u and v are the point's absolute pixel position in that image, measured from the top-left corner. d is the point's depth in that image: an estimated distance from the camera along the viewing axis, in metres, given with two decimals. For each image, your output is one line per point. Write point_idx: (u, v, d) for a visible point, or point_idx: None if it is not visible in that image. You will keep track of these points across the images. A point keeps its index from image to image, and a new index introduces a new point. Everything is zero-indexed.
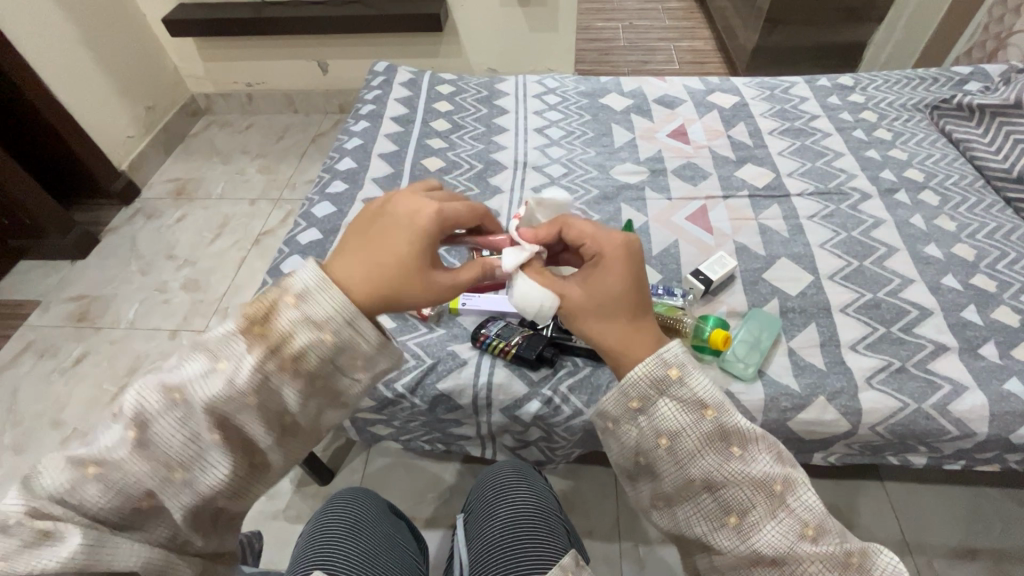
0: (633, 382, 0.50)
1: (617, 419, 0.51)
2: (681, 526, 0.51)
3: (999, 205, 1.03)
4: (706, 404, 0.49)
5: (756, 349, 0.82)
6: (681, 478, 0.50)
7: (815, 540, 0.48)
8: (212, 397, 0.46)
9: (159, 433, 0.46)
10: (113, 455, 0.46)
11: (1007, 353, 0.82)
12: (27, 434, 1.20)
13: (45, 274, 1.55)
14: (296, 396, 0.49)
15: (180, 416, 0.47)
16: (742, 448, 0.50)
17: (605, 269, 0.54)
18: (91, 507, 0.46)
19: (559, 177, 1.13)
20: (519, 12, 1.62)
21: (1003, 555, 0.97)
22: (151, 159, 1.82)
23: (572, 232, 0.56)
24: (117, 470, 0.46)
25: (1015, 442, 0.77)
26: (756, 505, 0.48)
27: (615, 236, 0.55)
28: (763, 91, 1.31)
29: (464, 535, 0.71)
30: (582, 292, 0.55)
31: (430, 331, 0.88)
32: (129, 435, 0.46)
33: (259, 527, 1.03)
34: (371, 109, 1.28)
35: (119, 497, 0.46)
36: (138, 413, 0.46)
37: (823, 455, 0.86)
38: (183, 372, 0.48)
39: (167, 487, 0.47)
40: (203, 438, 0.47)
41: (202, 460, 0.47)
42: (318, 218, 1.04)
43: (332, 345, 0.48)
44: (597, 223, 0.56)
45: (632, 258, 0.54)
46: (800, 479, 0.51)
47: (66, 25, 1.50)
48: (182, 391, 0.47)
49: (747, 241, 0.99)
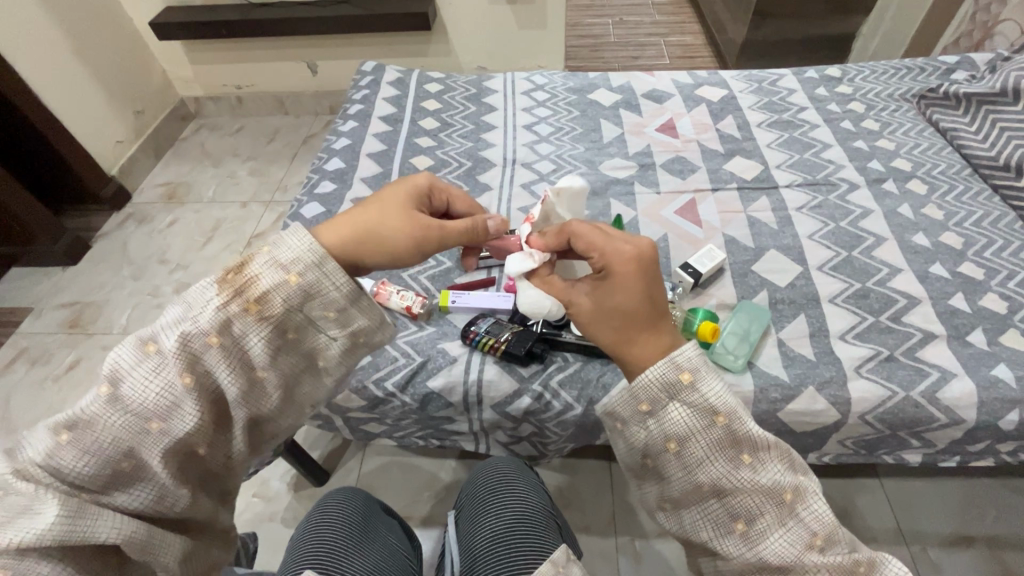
0: (645, 385, 0.49)
1: (626, 419, 0.51)
2: (688, 530, 0.51)
3: (986, 193, 1.03)
4: (717, 410, 0.48)
5: (745, 341, 0.83)
6: (689, 483, 0.49)
7: (824, 551, 0.47)
8: (183, 340, 0.46)
9: (131, 385, 0.46)
10: (88, 413, 0.46)
11: (995, 340, 0.82)
12: (20, 441, 1.20)
13: (37, 281, 1.54)
14: (267, 349, 0.49)
15: (153, 365, 0.46)
16: (752, 455, 0.49)
17: (613, 281, 0.51)
18: (72, 472, 0.45)
19: (548, 173, 1.13)
20: (507, 10, 1.62)
21: (998, 542, 0.98)
22: (141, 164, 1.81)
23: (582, 243, 0.53)
24: (94, 428, 0.46)
25: (1004, 428, 0.77)
26: (764, 513, 0.48)
27: (625, 247, 0.51)
28: (751, 84, 1.31)
29: (456, 537, 0.71)
30: (589, 299, 0.53)
31: (419, 329, 0.88)
32: (102, 391, 0.46)
33: (255, 529, 1.03)
34: (359, 109, 1.28)
35: (98, 457, 0.46)
36: (112, 370, 0.46)
37: (817, 452, 0.86)
38: (155, 327, 0.48)
39: (144, 439, 0.46)
40: (175, 384, 0.46)
41: (178, 410, 0.47)
42: (306, 219, 1.03)
43: (306, 295, 0.48)
44: (608, 232, 0.52)
45: (645, 268, 0.51)
46: (811, 488, 0.50)
47: (51, 28, 1.49)
48: (154, 342, 0.47)
49: (736, 233, 1.00)
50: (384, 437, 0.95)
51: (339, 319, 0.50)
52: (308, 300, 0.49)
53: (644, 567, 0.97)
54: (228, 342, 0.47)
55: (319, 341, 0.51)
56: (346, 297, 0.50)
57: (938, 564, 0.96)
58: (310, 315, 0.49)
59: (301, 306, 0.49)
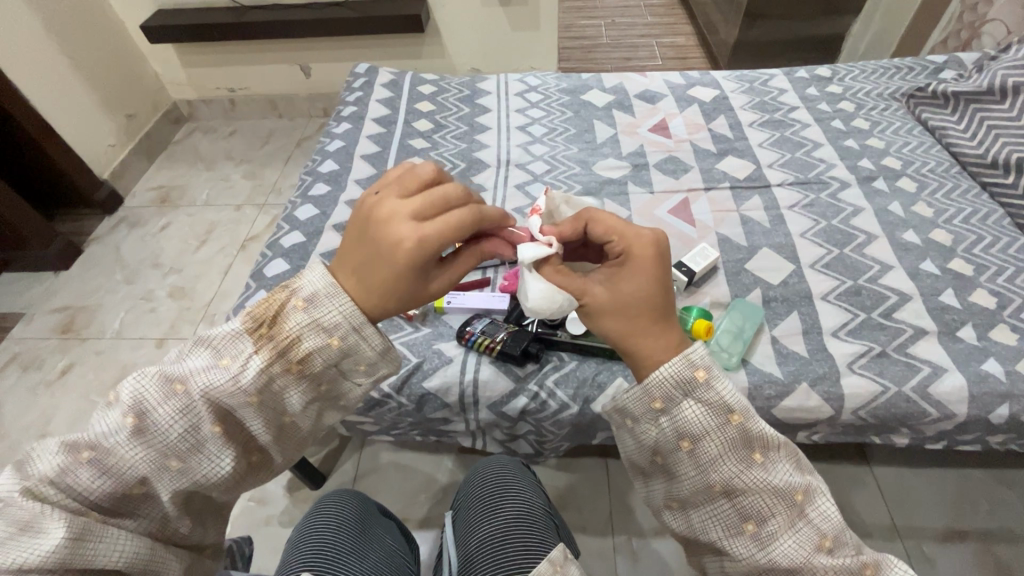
0: (659, 382, 0.49)
1: (637, 416, 0.51)
2: (696, 530, 0.51)
3: (975, 190, 1.05)
4: (732, 409, 0.48)
5: (738, 338, 0.83)
6: (701, 482, 0.49)
7: (832, 552, 0.48)
8: (214, 390, 0.45)
9: (157, 422, 0.45)
10: (108, 440, 0.45)
11: (985, 334, 0.83)
12: (13, 447, 1.18)
13: (28, 286, 1.53)
14: (302, 402, 0.48)
15: (180, 406, 0.45)
16: (763, 455, 0.49)
17: (630, 266, 0.51)
18: (86, 494, 0.45)
19: (542, 174, 1.13)
20: (500, 11, 1.62)
21: (991, 536, 0.99)
22: (133, 167, 1.80)
23: (599, 227, 0.54)
24: (113, 456, 0.45)
25: (994, 422, 0.78)
26: (774, 513, 0.48)
27: (643, 234, 0.52)
28: (742, 84, 1.32)
29: (453, 535, 0.71)
30: (605, 287, 0.52)
31: (415, 330, 0.88)
32: (126, 423, 0.45)
33: (251, 533, 1.03)
34: (353, 111, 1.28)
35: (114, 483, 0.45)
36: (138, 402, 0.45)
37: (807, 434, 0.85)
38: (186, 363, 0.47)
39: (161, 476, 0.46)
40: (203, 430, 0.46)
41: (200, 453, 0.46)
42: (300, 221, 1.03)
43: (344, 356, 0.47)
44: (626, 220, 0.53)
45: (661, 257, 0.52)
46: (818, 488, 0.51)
47: (41, 30, 1.48)
48: (182, 382, 0.46)
49: (729, 232, 1.00)
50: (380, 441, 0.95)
51: (369, 370, 0.49)
52: (345, 358, 0.48)
53: (641, 566, 0.97)
54: (256, 397, 0.46)
55: (348, 388, 0.50)
56: (378, 352, 0.48)
57: (933, 559, 0.96)
58: (343, 369, 0.48)
59: (336, 363, 0.48)
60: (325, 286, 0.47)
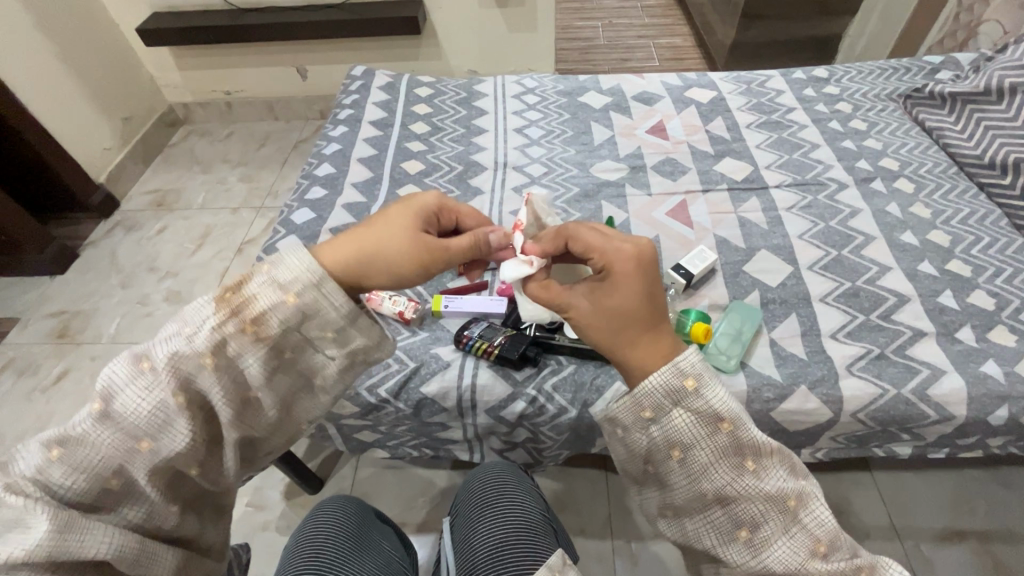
0: (648, 392, 0.48)
1: (627, 426, 0.50)
2: (690, 537, 0.50)
3: (972, 191, 1.05)
4: (722, 417, 0.47)
5: (737, 341, 0.83)
6: (693, 490, 0.49)
7: (826, 557, 0.47)
8: (177, 358, 0.45)
9: (123, 402, 0.45)
10: (80, 430, 0.45)
11: (984, 336, 0.83)
12: (8, 454, 1.18)
13: (23, 291, 1.52)
14: None
15: (146, 382, 0.45)
16: (756, 462, 0.48)
17: (613, 281, 0.51)
18: (63, 489, 0.45)
19: (539, 176, 1.13)
20: (497, 12, 1.62)
21: (991, 536, 0.99)
22: (130, 171, 1.79)
23: (580, 245, 0.53)
24: (84, 444, 0.45)
25: (993, 424, 0.78)
26: (768, 520, 0.47)
27: (624, 247, 0.51)
28: (740, 85, 1.32)
29: (450, 541, 0.71)
30: (589, 301, 0.52)
31: (412, 334, 0.87)
32: (95, 408, 0.45)
33: (248, 539, 1.02)
34: (349, 114, 1.27)
35: (89, 473, 0.45)
36: (106, 386, 0.45)
37: (810, 451, 0.87)
38: (152, 343, 0.47)
39: (133, 458, 0.45)
40: (167, 403, 0.45)
41: (167, 429, 0.45)
42: (297, 225, 1.03)
43: (305, 316, 0.46)
44: (606, 235, 0.52)
45: (645, 269, 0.51)
46: (812, 493, 0.50)
47: (35, 33, 1.48)
48: (148, 358, 0.46)
49: (727, 233, 1.00)
50: (377, 446, 0.95)
51: (337, 338, 0.48)
52: (306, 320, 0.47)
53: (641, 570, 0.97)
54: None
55: (317, 360, 0.49)
56: (344, 317, 0.48)
57: (932, 560, 0.96)
58: (307, 335, 0.48)
59: (298, 326, 0.47)
60: (318, 296, 0.46)
